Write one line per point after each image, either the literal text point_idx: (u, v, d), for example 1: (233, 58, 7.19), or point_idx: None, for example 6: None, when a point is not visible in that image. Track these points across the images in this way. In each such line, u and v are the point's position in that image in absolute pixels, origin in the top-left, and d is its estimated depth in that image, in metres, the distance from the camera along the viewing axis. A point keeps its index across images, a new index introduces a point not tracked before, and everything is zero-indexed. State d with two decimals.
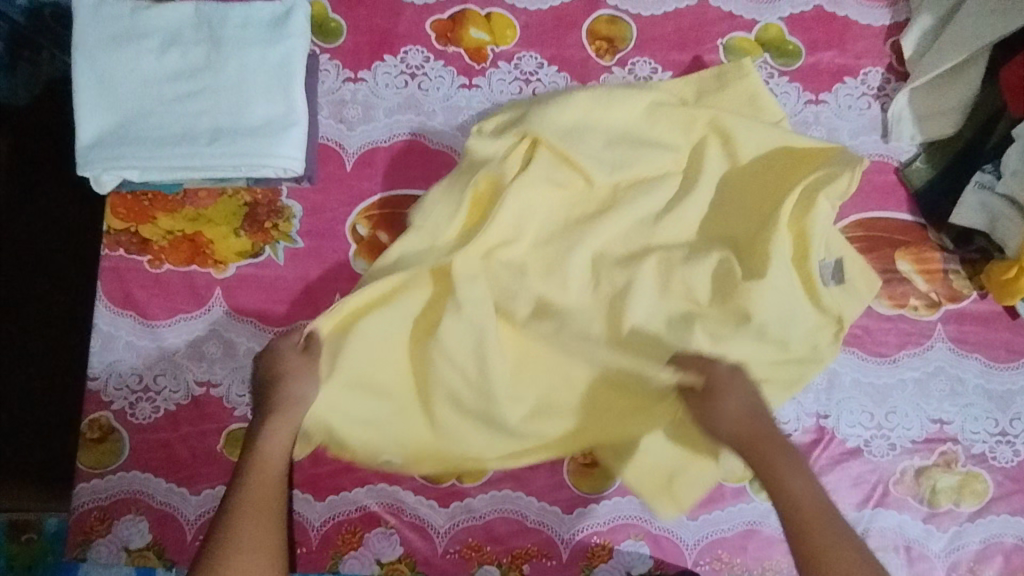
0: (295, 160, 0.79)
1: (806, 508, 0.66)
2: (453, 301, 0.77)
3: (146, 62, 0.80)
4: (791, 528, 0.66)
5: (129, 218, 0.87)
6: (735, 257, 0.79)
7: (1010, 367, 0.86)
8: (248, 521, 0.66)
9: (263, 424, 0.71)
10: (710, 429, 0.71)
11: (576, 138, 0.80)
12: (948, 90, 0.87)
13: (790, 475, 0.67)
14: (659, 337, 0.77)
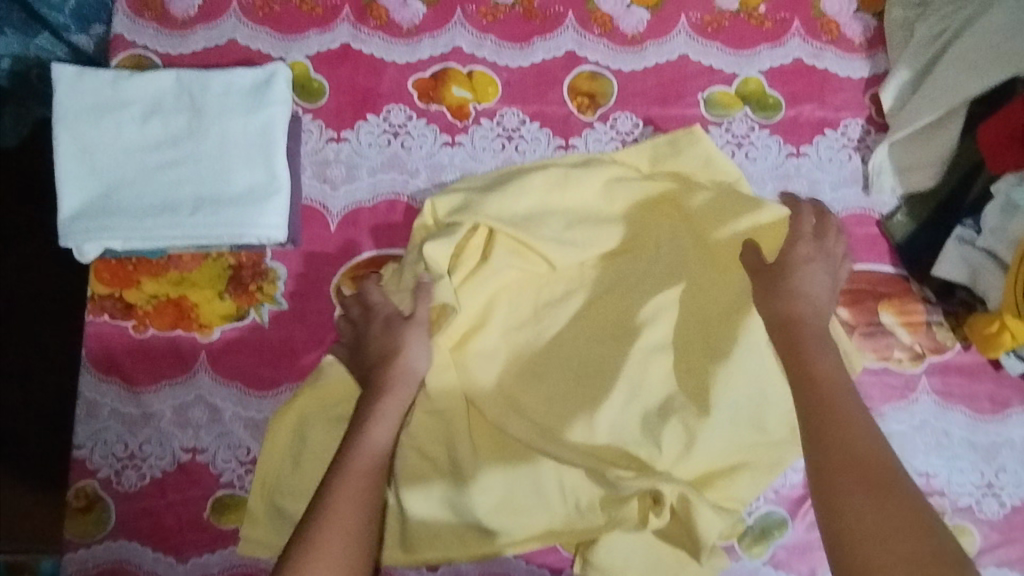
0: (277, 229, 0.78)
1: (828, 384, 0.66)
2: (424, 393, 0.79)
3: (128, 130, 0.80)
4: (806, 402, 0.66)
5: (113, 283, 0.86)
6: (704, 332, 0.81)
7: (996, 419, 0.86)
8: (341, 503, 0.66)
9: (375, 404, 0.73)
10: (767, 297, 0.74)
11: (536, 225, 0.82)
12: (929, 143, 0.87)
13: (818, 353, 0.69)
14: (639, 410, 0.79)
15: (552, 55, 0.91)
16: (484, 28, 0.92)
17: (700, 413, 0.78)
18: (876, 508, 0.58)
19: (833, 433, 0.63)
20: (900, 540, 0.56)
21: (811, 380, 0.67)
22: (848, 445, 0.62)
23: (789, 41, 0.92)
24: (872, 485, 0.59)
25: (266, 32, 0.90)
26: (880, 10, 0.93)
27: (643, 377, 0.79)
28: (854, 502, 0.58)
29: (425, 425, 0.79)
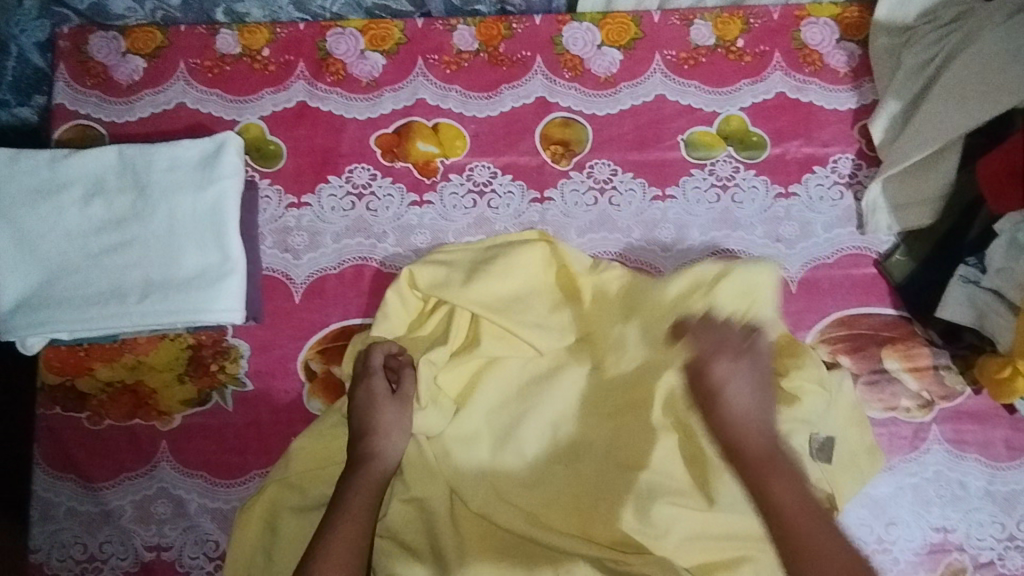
0: (234, 311, 0.74)
1: (790, 513, 0.60)
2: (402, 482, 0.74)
3: (69, 214, 0.74)
4: (783, 548, 0.60)
5: (65, 371, 0.81)
6: None
7: (1013, 465, 0.81)
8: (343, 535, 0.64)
9: (357, 476, 0.68)
10: (711, 417, 0.64)
11: (519, 309, 0.77)
12: (923, 177, 0.83)
13: (775, 477, 0.61)
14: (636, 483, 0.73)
15: (522, 103, 0.86)
16: (448, 77, 0.87)
17: (700, 484, 0.73)
18: None
19: (791, 535, 0.59)
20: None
21: (779, 520, 0.60)
22: (809, 544, 0.58)
23: (770, 75, 0.87)
24: None
25: (216, 94, 0.85)
26: (863, 37, 0.88)
27: (635, 450, 0.75)
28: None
29: (406, 517, 0.73)
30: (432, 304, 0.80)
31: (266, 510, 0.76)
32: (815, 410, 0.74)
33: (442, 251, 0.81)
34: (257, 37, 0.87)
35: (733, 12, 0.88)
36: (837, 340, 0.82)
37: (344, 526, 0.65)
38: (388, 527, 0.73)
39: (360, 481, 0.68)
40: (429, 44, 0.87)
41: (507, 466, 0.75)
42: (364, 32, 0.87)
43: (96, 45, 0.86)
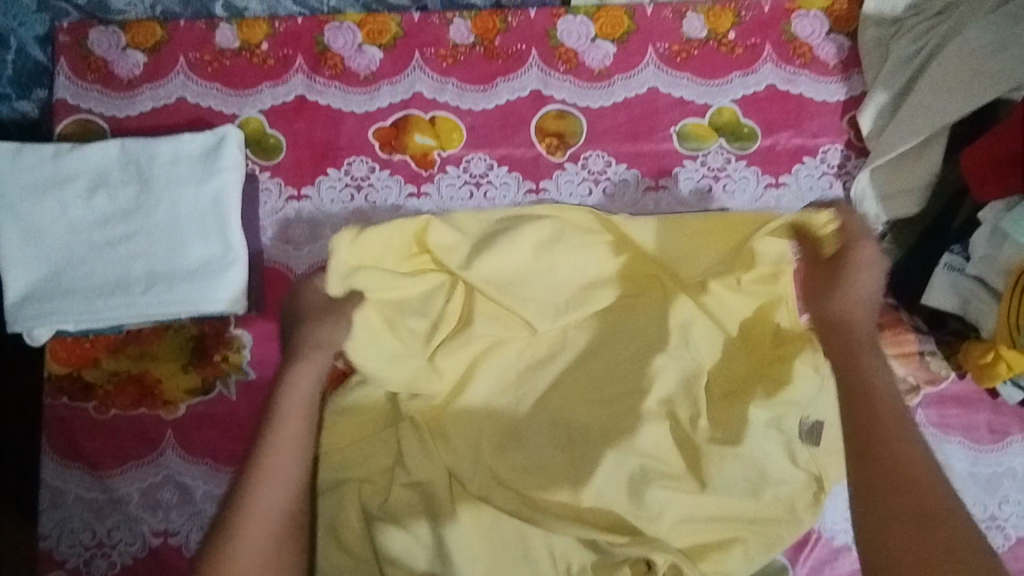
0: (237, 301, 0.76)
1: (874, 392, 0.67)
2: (403, 468, 0.75)
3: (73, 208, 0.76)
4: (859, 428, 0.65)
5: (71, 361, 0.82)
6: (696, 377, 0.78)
7: (995, 448, 0.84)
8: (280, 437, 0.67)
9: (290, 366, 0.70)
10: (827, 296, 0.71)
11: (517, 288, 0.78)
12: (912, 167, 0.84)
13: (872, 372, 0.68)
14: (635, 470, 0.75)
15: (517, 95, 0.88)
16: (444, 71, 0.88)
17: (692, 466, 0.76)
18: (907, 513, 0.60)
19: (870, 409, 0.66)
20: (942, 544, 0.59)
21: (856, 406, 0.66)
22: (885, 421, 0.65)
23: (760, 67, 0.89)
24: (907, 491, 0.61)
25: (216, 88, 0.86)
26: (852, 29, 0.89)
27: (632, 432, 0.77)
28: (893, 511, 0.61)
29: (404, 499, 0.75)
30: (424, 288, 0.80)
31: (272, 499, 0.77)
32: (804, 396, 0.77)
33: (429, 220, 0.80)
34: (256, 31, 0.88)
35: (725, 6, 0.90)
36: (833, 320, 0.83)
37: (274, 437, 0.66)
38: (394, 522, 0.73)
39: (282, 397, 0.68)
40: (426, 37, 0.88)
41: (504, 453, 0.77)
42: (361, 26, 0.88)
43: (95, 40, 0.86)
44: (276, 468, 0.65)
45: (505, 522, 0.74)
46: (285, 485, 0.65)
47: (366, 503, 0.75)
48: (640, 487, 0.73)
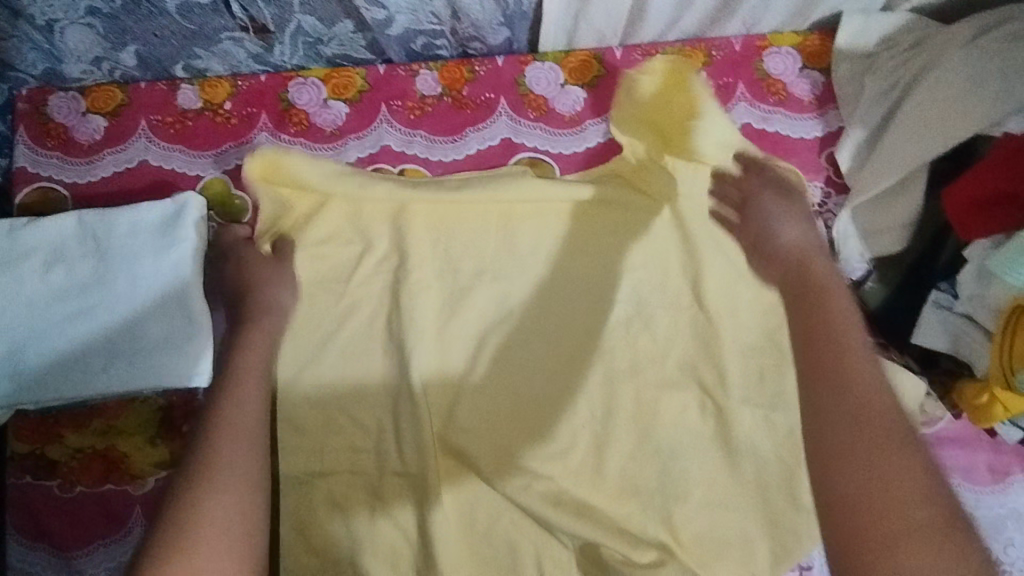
0: (199, 375, 0.73)
1: (818, 293, 0.57)
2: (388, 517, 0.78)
3: (30, 285, 0.74)
4: (817, 346, 0.54)
5: (35, 438, 0.80)
6: (677, 416, 0.80)
7: (996, 490, 0.81)
8: (237, 389, 0.61)
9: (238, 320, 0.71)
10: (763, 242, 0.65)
11: (514, 279, 0.84)
12: (896, 204, 0.81)
13: (825, 283, 0.58)
14: (616, 512, 0.77)
15: (487, 145, 0.86)
16: (412, 123, 0.86)
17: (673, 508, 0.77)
18: (847, 427, 0.50)
19: (813, 309, 0.56)
20: (895, 466, 0.49)
21: (815, 357, 0.53)
22: (827, 320, 0.55)
23: (734, 107, 0.87)
24: (857, 408, 0.51)
25: (178, 150, 0.85)
26: (825, 64, 0.88)
27: (613, 465, 0.79)
28: (845, 449, 0.50)
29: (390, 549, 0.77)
30: (398, 342, 0.81)
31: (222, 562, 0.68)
32: (780, 442, 0.79)
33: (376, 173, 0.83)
34: (219, 90, 0.86)
35: (695, 46, 0.88)
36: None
37: (215, 440, 0.57)
38: (384, 548, 0.77)
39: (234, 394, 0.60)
40: (393, 90, 0.87)
41: (515, 441, 0.79)
42: (326, 81, 0.86)
43: (55, 106, 0.85)
44: (234, 431, 0.58)
45: (503, 563, 0.77)
46: (244, 458, 0.56)
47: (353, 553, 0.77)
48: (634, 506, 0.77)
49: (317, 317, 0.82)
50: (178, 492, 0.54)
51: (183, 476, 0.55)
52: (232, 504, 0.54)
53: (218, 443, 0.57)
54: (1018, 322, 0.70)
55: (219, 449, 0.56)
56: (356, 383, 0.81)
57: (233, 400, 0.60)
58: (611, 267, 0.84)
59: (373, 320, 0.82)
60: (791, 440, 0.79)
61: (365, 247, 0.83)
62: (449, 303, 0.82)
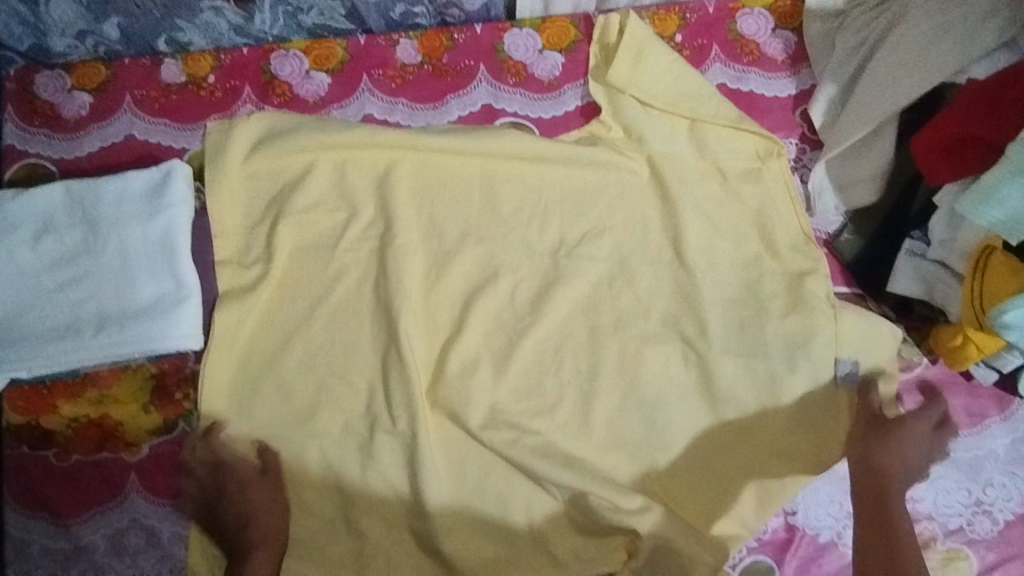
0: (190, 337, 0.74)
1: (892, 475, 0.74)
2: (380, 475, 0.78)
3: (20, 254, 0.75)
4: (868, 475, 0.75)
5: (29, 410, 0.81)
6: (661, 370, 0.81)
7: (974, 433, 0.83)
8: (252, 496, 0.75)
9: (231, 492, 0.75)
10: (878, 444, 0.76)
11: (500, 239, 0.85)
12: (866, 156, 0.84)
13: (900, 449, 0.76)
14: (604, 463, 0.79)
15: (468, 111, 0.88)
16: (394, 91, 0.88)
17: (660, 456, 0.79)
18: (877, 543, 0.70)
19: (877, 476, 0.74)
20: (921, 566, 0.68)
21: (877, 497, 0.73)
22: (889, 484, 0.74)
23: (708, 67, 0.89)
24: (881, 521, 0.71)
25: (164, 124, 0.86)
26: (796, 24, 0.91)
27: (599, 418, 0.80)
28: (877, 562, 0.69)
29: (385, 505, 0.78)
30: (384, 303, 0.82)
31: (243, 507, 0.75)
32: (763, 391, 0.81)
33: (367, 129, 0.84)
34: (202, 64, 0.87)
35: (669, 9, 0.90)
36: (797, 289, 0.83)
37: (258, 559, 0.72)
38: (378, 505, 0.78)
39: (260, 528, 0.74)
40: (373, 60, 0.88)
41: (504, 399, 0.80)
42: (308, 53, 0.88)
43: (41, 84, 0.86)
44: (268, 537, 0.73)
45: (495, 518, 0.78)
46: None
47: (348, 511, 0.78)
48: (623, 457, 0.79)
49: (305, 283, 0.82)
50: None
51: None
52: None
53: (260, 563, 0.72)
54: (990, 258, 0.72)
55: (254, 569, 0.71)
56: (343, 345, 0.81)
57: (261, 531, 0.73)
58: (594, 227, 0.85)
59: (360, 286, 0.83)
60: (773, 388, 0.81)
61: (349, 215, 0.84)
62: (434, 266, 0.83)
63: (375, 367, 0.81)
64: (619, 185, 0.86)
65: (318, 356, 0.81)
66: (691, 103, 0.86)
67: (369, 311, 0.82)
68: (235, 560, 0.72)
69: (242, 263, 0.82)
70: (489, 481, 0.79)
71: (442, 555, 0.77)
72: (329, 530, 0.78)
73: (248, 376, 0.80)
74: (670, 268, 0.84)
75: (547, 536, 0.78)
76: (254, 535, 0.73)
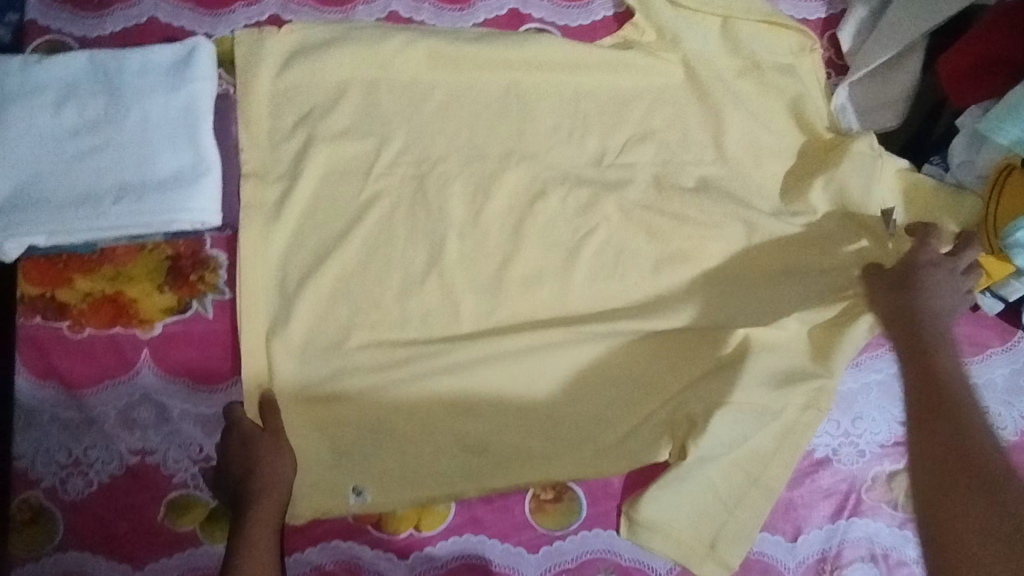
0: (210, 212, 0.75)
1: (923, 319, 0.73)
2: (396, 363, 0.80)
3: (40, 119, 0.74)
4: (900, 324, 0.74)
5: (44, 282, 0.82)
6: (671, 273, 0.84)
7: (975, 361, 0.85)
8: (256, 452, 0.75)
9: (236, 452, 0.76)
10: (894, 296, 0.75)
11: (524, 134, 0.86)
12: (891, 79, 0.86)
13: (928, 294, 0.74)
14: (612, 358, 0.82)
15: (494, 15, 0.90)
16: None
17: (666, 357, 0.83)
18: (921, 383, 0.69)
19: (909, 325, 0.73)
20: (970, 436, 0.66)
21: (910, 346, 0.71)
22: (920, 329, 0.72)
23: None
24: (924, 362, 0.70)
25: (187, 8, 0.86)
26: None
27: (611, 315, 0.83)
28: (928, 412, 0.66)
29: (397, 392, 0.80)
30: (406, 197, 0.84)
31: (273, 379, 0.80)
32: (776, 301, 0.83)
33: (400, 28, 0.87)
34: None
35: None
36: (806, 203, 0.84)
37: (261, 506, 0.72)
38: (390, 390, 0.80)
39: (267, 471, 0.74)
40: None
41: (516, 295, 0.83)
42: None
43: None
44: (270, 492, 0.73)
45: (510, 409, 0.81)
46: (263, 545, 0.70)
47: (361, 396, 0.80)
48: (626, 353, 0.82)
49: (330, 178, 0.84)
50: (238, 548, 0.69)
51: (237, 539, 0.70)
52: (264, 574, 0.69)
53: (263, 511, 0.72)
54: (1009, 176, 0.76)
55: (253, 527, 0.71)
56: (360, 236, 0.83)
57: (262, 479, 0.73)
58: (615, 133, 0.86)
59: (383, 179, 0.84)
60: (783, 302, 0.83)
61: (382, 141, 0.85)
62: (455, 161, 0.85)
63: (391, 259, 0.83)
64: (642, 92, 0.87)
65: (343, 259, 0.82)
66: (724, 1, 0.88)
67: (400, 235, 0.83)
68: (242, 500, 0.73)
69: (269, 149, 0.84)
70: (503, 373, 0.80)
71: (450, 440, 0.80)
72: (343, 414, 0.79)
73: (268, 260, 0.82)
74: (687, 175, 0.86)
75: (555, 429, 0.81)
76: (262, 479, 0.73)
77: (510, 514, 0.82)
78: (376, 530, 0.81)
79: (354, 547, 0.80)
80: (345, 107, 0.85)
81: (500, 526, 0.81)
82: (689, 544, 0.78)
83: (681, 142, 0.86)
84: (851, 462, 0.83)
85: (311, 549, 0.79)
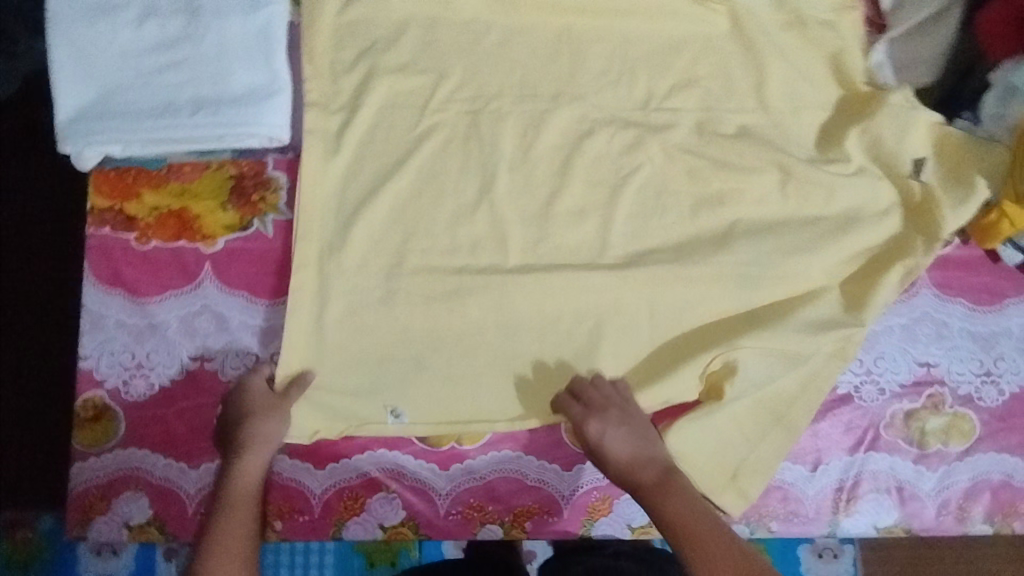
0: (280, 128, 0.79)
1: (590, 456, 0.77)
2: (444, 285, 0.84)
3: (123, 33, 0.78)
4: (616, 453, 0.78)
5: (114, 195, 0.86)
6: (712, 215, 0.87)
7: (993, 310, 0.89)
8: (246, 411, 0.79)
9: (238, 404, 0.80)
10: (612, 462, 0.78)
11: (575, 76, 0.89)
12: (927, 39, 0.91)
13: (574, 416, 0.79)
14: (654, 292, 0.84)
15: None
16: None
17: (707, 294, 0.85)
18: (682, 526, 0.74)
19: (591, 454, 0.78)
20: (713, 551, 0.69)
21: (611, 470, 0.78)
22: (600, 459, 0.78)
23: None
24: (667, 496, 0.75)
25: None
26: None
27: (648, 250, 0.86)
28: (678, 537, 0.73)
29: (446, 314, 0.83)
30: (460, 127, 0.87)
31: (325, 295, 0.83)
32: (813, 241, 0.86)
33: None
34: None
35: None
36: (842, 153, 0.88)
37: (245, 459, 0.75)
38: (440, 309, 0.83)
39: (261, 426, 0.77)
40: None
41: (563, 226, 0.86)
42: None
43: None
44: (254, 450, 0.76)
45: (554, 336, 0.84)
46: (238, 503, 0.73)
47: (410, 314, 0.83)
48: (667, 288, 0.84)
49: (387, 107, 0.87)
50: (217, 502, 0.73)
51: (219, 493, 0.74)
52: (234, 539, 0.71)
53: (247, 464, 0.75)
54: None
55: (234, 485, 0.74)
56: (416, 162, 0.86)
57: (250, 432, 0.77)
58: (662, 79, 0.90)
59: (439, 109, 0.88)
60: (822, 244, 0.86)
61: (439, 74, 0.88)
62: (508, 97, 0.88)
63: (445, 185, 0.86)
64: (689, 41, 0.91)
65: (397, 184, 0.85)
66: None
67: (452, 166, 0.86)
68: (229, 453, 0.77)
69: (331, 79, 0.87)
70: (547, 301, 0.84)
71: (496, 362, 0.83)
72: (394, 330, 0.83)
73: (325, 180, 0.84)
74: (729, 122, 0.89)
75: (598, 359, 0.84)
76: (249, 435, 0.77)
77: (548, 433, 0.86)
78: (419, 443, 0.85)
79: (398, 457, 0.84)
80: (406, 42, 0.89)
81: (539, 443, 0.86)
82: (709, 473, 0.81)
83: (725, 90, 0.90)
84: (872, 398, 0.87)
85: (358, 456, 0.84)
